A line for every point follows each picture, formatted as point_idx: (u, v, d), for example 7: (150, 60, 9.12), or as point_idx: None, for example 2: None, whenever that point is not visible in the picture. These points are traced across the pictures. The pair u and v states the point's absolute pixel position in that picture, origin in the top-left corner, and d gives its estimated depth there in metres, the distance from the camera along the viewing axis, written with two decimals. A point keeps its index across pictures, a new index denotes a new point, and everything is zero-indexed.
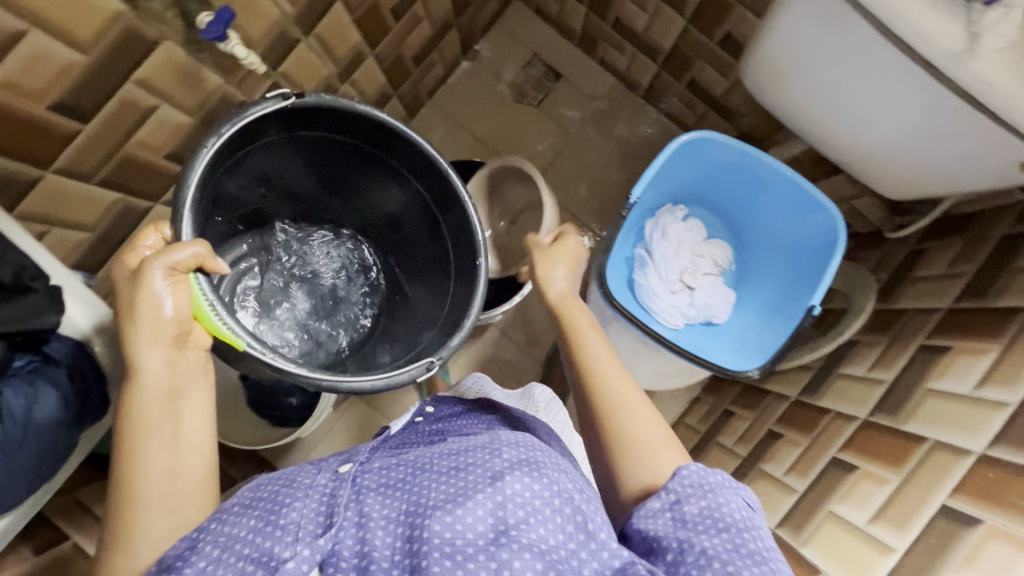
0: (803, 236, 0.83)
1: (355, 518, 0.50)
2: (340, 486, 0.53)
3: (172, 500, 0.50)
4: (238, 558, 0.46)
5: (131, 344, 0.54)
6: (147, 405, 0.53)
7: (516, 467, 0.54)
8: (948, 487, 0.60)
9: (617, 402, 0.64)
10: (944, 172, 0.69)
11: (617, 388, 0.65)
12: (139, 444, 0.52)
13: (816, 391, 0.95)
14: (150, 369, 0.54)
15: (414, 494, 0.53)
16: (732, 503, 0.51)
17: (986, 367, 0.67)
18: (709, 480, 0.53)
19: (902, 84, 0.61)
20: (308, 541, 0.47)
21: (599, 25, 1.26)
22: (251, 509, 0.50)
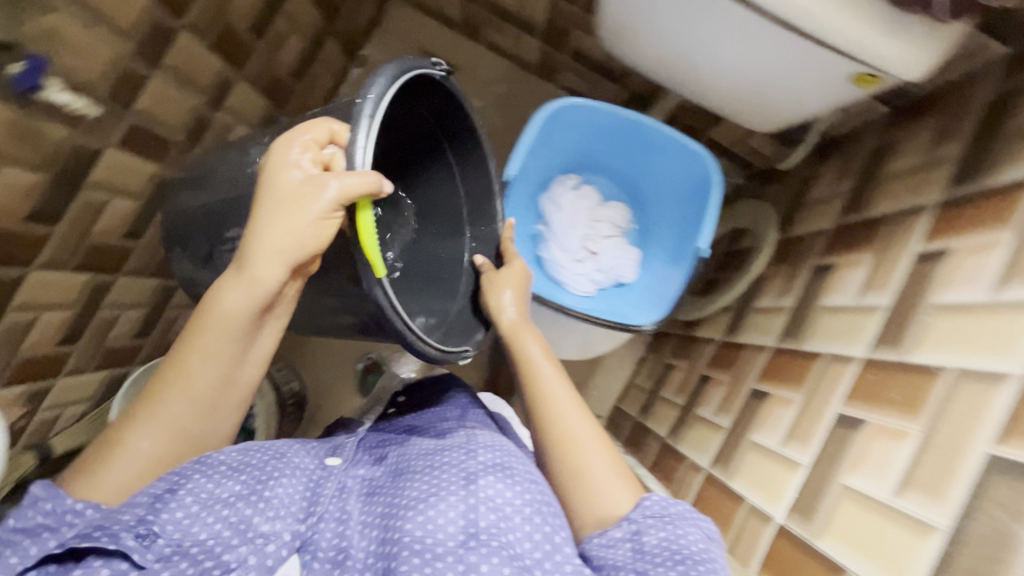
0: (687, 184, 0.85)
1: (336, 513, 0.56)
2: (325, 478, 0.59)
3: (183, 429, 0.54)
4: (217, 520, 0.51)
5: (261, 231, 0.54)
6: (210, 325, 0.54)
7: (493, 470, 0.57)
8: (841, 395, 0.63)
9: (566, 431, 0.64)
10: (790, 98, 0.71)
11: (566, 420, 0.65)
12: (185, 357, 0.54)
13: (736, 329, 0.98)
14: (269, 285, 0.54)
15: (391, 497, 0.55)
16: (692, 534, 0.53)
17: (864, 275, 0.71)
18: (670, 511, 0.55)
19: (728, 18, 0.63)
20: (289, 523, 0.54)
21: (477, 11, 1.25)
22: (240, 472, 0.55)
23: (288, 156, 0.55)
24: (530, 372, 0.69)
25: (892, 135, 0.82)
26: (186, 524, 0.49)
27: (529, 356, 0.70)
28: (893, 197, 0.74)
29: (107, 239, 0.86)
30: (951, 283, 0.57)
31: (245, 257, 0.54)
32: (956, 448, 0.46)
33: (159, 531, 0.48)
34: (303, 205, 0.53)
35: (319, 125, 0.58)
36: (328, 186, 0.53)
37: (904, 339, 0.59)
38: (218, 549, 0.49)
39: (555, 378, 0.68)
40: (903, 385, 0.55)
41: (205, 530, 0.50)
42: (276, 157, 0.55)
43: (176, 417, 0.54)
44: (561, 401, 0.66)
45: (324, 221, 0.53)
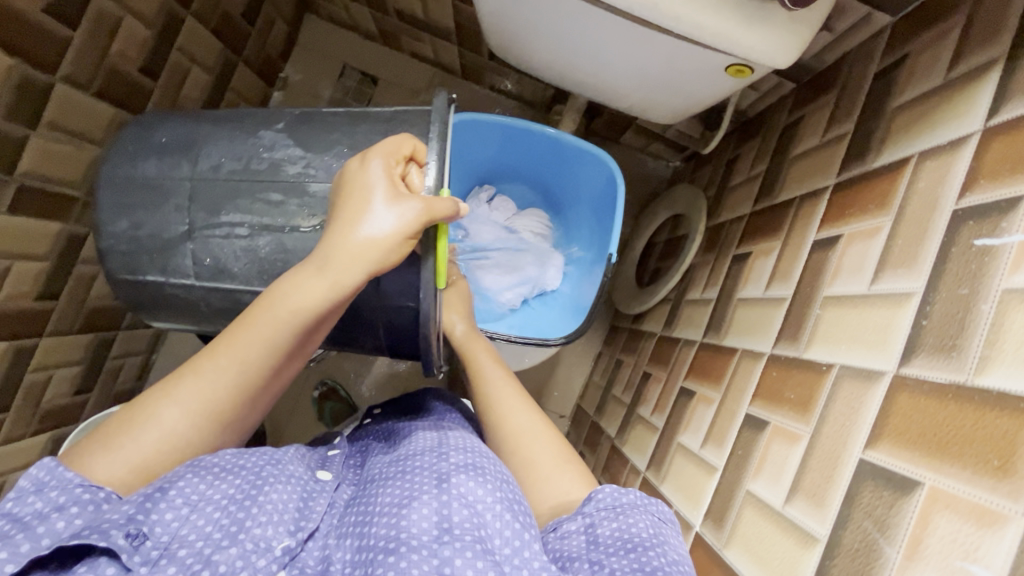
0: (598, 186, 0.84)
1: (327, 526, 0.49)
2: (319, 489, 0.52)
3: (220, 413, 0.48)
4: (207, 520, 0.43)
5: (351, 228, 0.49)
6: (260, 309, 0.49)
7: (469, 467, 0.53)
8: (749, 394, 0.62)
9: (519, 432, 0.63)
10: (677, 94, 0.70)
11: (517, 425, 0.64)
12: (236, 349, 0.48)
13: (672, 322, 0.97)
14: (297, 291, 0.49)
15: (364, 504, 0.50)
16: (643, 522, 0.50)
17: (772, 265, 0.69)
18: (623, 501, 0.52)
19: (595, 22, 0.61)
20: (286, 531, 0.46)
21: (389, 20, 1.22)
22: (234, 474, 0.47)
23: (369, 169, 0.50)
24: (479, 376, 0.70)
25: (799, 111, 0.79)
26: (177, 527, 0.42)
27: (478, 364, 0.71)
28: (797, 181, 0.72)
29: (22, 303, 0.83)
30: (839, 274, 0.55)
31: (325, 252, 0.49)
32: (836, 451, 0.46)
33: (149, 533, 0.41)
34: (356, 220, 0.49)
35: (400, 139, 0.53)
36: (379, 208, 0.49)
37: (801, 335, 0.57)
38: (208, 550, 0.41)
39: (504, 380, 0.69)
40: (799, 384, 0.54)
41: (194, 531, 0.42)
42: (353, 170, 0.51)
43: (207, 400, 0.47)
44: (506, 401, 0.66)
45: (369, 244, 0.49)
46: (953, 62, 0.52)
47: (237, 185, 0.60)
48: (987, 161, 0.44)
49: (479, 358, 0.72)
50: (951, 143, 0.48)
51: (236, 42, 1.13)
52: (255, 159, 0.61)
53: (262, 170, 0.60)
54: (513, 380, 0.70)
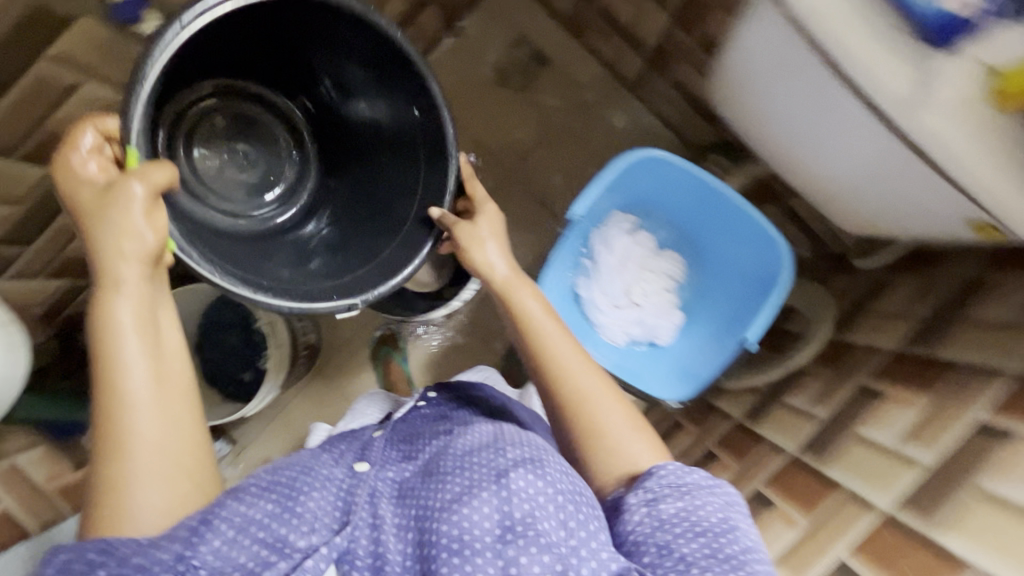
0: (756, 264, 0.80)
1: (369, 518, 0.52)
2: (355, 483, 0.55)
3: (118, 424, 0.48)
4: (253, 541, 0.46)
5: (105, 259, 0.50)
6: (124, 330, 0.50)
7: (525, 462, 0.54)
8: (849, 543, 0.60)
9: (580, 395, 0.61)
10: (891, 218, 0.67)
11: (575, 378, 0.62)
12: (122, 356, 0.49)
13: (757, 416, 0.94)
14: (127, 282, 0.50)
15: (421, 497, 0.53)
16: (713, 504, 0.52)
17: (911, 420, 0.66)
18: (688, 481, 0.53)
19: (850, 131, 0.58)
20: (326, 536, 0.49)
21: (588, 14, 1.20)
22: (270, 491, 0.51)
23: (82, 163, 0.52)
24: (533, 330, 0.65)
25: (988, 271, 0.74)
26: (225, 549, 0.45)
27: (530, 317, 0.66)
28: (966, 345, 0.68)
29: None
30: (1007, 473, 0.53)
31: (106, 273, 0.50)
32: None
33: (199, 562, 0.43)
34: (104, 224, 0.50)
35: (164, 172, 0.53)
36: (139, 227, 0.51)
37: (937, 514, 0.55)
38: (259, 567, 0.45)
39: (561, 336, 0.65)
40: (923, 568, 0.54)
41: (244, 553, 0.45)
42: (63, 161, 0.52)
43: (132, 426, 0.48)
44: (550, 337, 0.64)
45: (130, 232, 0.51)
46: None
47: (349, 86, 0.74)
48: None
49: (532, 311, 0.66)
50: None
51: None
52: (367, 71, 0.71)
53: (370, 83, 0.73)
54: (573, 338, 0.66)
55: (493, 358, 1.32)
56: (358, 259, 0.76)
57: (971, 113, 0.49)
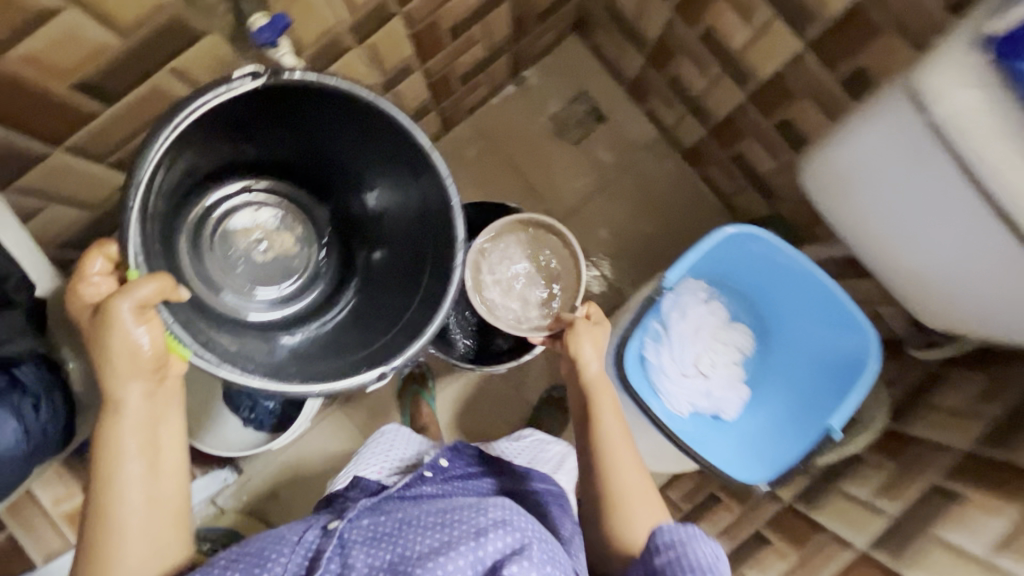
0: (833, 348, 0.79)
1: (338, 567, 0.56)
2: (326, 539, 0.58)
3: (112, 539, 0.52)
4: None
5: (108, 381, 0.52)
6: (121, 443, 0.53)
7: (502, 524, 0.57)
8: None
9: (620, 488, 0.67)
10: (987, 318, 0.67)
11: (620, 472, 0.67)
12: (116, 482, 0.52)
13: (812, 502, 0.91)
14: (130, 406, 0.53)
15: (400, 547, 0.56)
16: (704, 548, 0.58)
17: (1003, 532, 0.64)
18: (678, 534, 0.59)
19: (975, 229, 0.58)
20: None
21: (655, 79, 1.21)
22: (239, 561, 0.54)
23: (135, 337, 0.51)
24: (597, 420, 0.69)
25: None
26: None
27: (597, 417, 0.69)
28: None
29: None
30: None
31: (111, 396, 0.52)
32: None
33: None
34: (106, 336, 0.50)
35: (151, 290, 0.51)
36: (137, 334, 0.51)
37: None
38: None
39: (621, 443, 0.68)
40: None
41: None
42: (113, 322, 0.50)
43: (122, 538, 0.52)
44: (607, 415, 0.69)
45: (135, 358, 0.52)
46: None
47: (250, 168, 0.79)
48: None
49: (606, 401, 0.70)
50: None
51: (517, 34, 1.14)
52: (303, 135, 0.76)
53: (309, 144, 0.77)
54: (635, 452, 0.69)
55: (522, 407, 1.27)
56: (369, 337, 0.77)
57: None
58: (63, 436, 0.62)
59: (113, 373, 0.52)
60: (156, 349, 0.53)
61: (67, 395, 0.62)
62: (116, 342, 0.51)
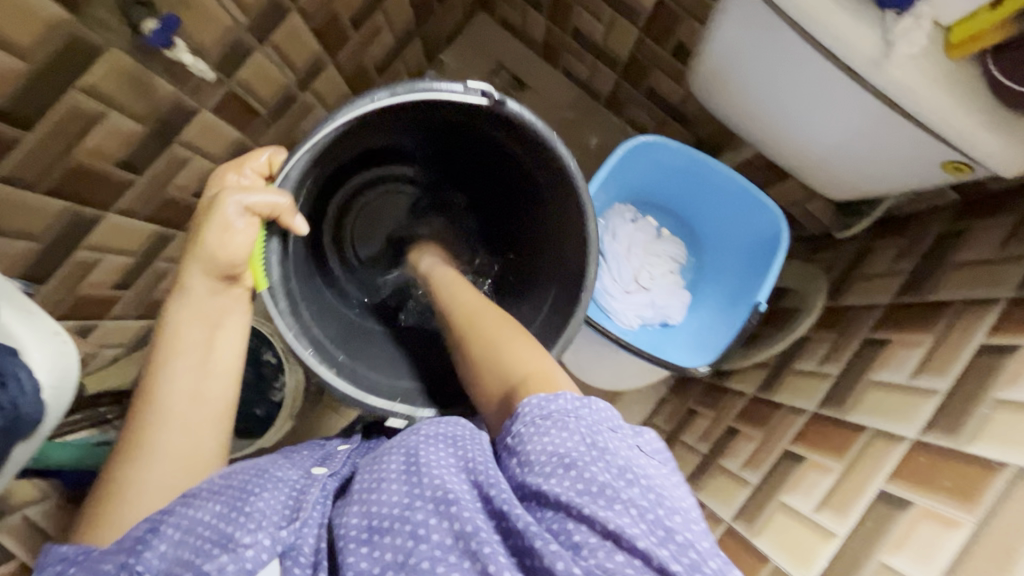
0: (750, 233, 0.86)
1: (321, 519, 0.51)
2: (310, 484, 0.55)
3: (184, 422, 0.55)
4: (200, 541, 0.45)
5: (185, 266, 0.59)
6: (185, 326, 0.58)
7: (506, 459, 0.49)
8: (886, 473, 0.63)
9: (531, 371, 0.56)
10: (870, 169, 0.72)
11: (542, 372, 0.57)
12: (171, 365, 0.57)
13: (771, 387, 0.97)
14: (193, 290, 0.59)
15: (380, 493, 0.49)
16: (564, 431, 0.46)
17: (921, 357, 0.71)
18: (551, 409, 0.48)
19: (830, 87, 0.64)
20: (270, 531, 0.47)
21: (561, 37, 1.28)
22: (221, 493, 0.49)
23: (232, 222, 0.59)
24: (455, 306, 0.71)
25: (961, 224, 0.82)
26: (172, 552, 0.45)
27: (469, 312, 0.70)
28: (958, 286, 0.74)
29: (181, 195, 0.90)
30: (1018, 380, 0.57)
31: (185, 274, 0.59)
32: (1015, 547, 0.47)
33: (144, 568, 0.44)
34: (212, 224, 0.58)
35: (267, 199, 0.61)
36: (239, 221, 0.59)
37: (962, 430, 0.58)
38: (201, 560, 0.44)
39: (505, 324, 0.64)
40: (960, 474, 0.55)
41: (189, 550, 0.45)
42: (216, 216, 0.58)
43: (171, 428, 0.54)
44: (526, 355, 0.59)
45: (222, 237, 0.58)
46: None
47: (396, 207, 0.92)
48: None
49: (473, 301, 0.73)
50: None
51: (421, 17, 1.20)
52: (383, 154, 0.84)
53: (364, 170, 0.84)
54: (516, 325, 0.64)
55: None
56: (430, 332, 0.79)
57: (931, 64, 0.55)
58: (34, 417, 0.59)
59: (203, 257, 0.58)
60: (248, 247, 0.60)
61: (31, 375, 0.58)
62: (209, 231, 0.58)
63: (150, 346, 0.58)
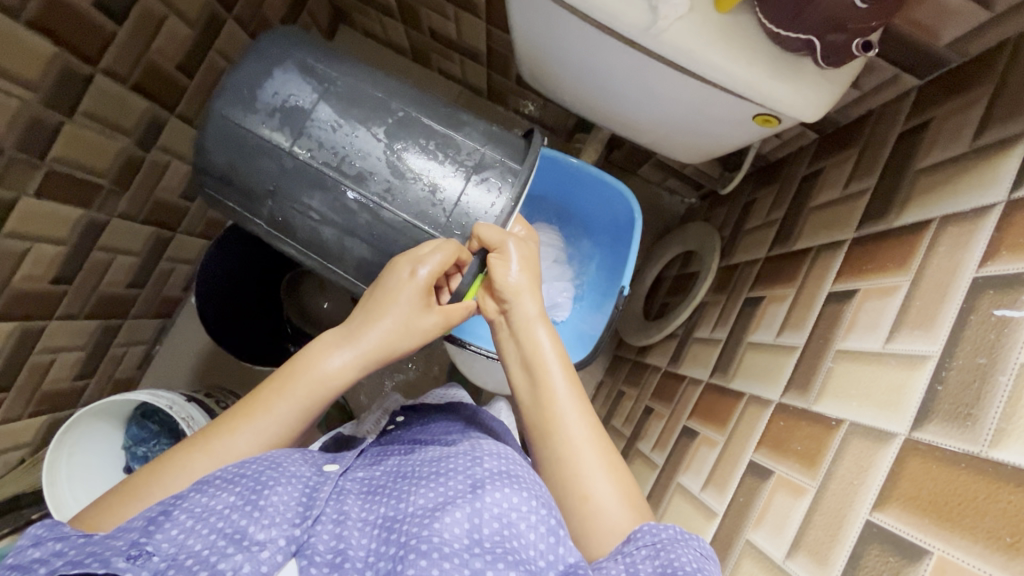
0: (615, 214, 0.83)
1: (334, 515, 0.47)
2: (323, 482, 0.50)
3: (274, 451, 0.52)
4: (211, 531, 0.41)
5: (374, 321, 0.57)
6: (297, 393, 0.53)
7: (501, 478, 0.49)
8: (753, 441, 0.61)
9: (587, 495, 0.52)
10: (702, 132, 0.69)
11: (592, 480, 0.53)
12: (287, 406, 0.52)
13: (678, 359, 0.95)
14: (330, 370, 0.54)
15: (395, 502, 0.49)
16: (687, 554, 0.44)
17: (785, 312, 0.69)
18: (662, 537, 0.46)
19: (628, 59, 0.60)
20: (285, 529, 0.43)
21: (422, 39, 1.23)
22: (235, 483, 0.45)
23: (421, 308, 0.59)
24: (526, 333, 0.60)
25: (818, 164, 0.80)
26: (183, 539, 0.40)
27: (543, 359, 0.59)
28: (815, 232, 0.72)
29: (31, 285, 0.87)
30: (853, 329, 0.55)
31: (361, 334, 0.56)
32: (842, 509, 0.46)
33: (153, 550, 0.39)
34: (400, 294, 0.58)
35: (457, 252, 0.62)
36: (408, 295, 0.58)
37: (811, 387, 0.57)
38: (214, 558, 0.39)
39: (568, 374, 0.58)
40: (808, 437, 0.54)
41: (201, 542, 0.40)
42: (406, 270, 0.59)
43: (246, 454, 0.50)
44: (586, 452, 0.54)
45: (408, 322, 0.58)
46: (979, 132, 0.53)
47: (317, 159, 0.67)
48: (1011, 233, 0.44)
49: (535, 333, 0.60)
50: (974, 214, 0.48)
51: None
52: (340, 142, 0.67)
53: (350, 158, 0.67)
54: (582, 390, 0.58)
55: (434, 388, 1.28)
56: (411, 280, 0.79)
57: (700, 21, 0.52)
58: None
59: (376, 321, 0.57)
60: (428, 320, 0.59)
61: None
62: (392, 301, 0.58)
63: (274, 371, 0.55)
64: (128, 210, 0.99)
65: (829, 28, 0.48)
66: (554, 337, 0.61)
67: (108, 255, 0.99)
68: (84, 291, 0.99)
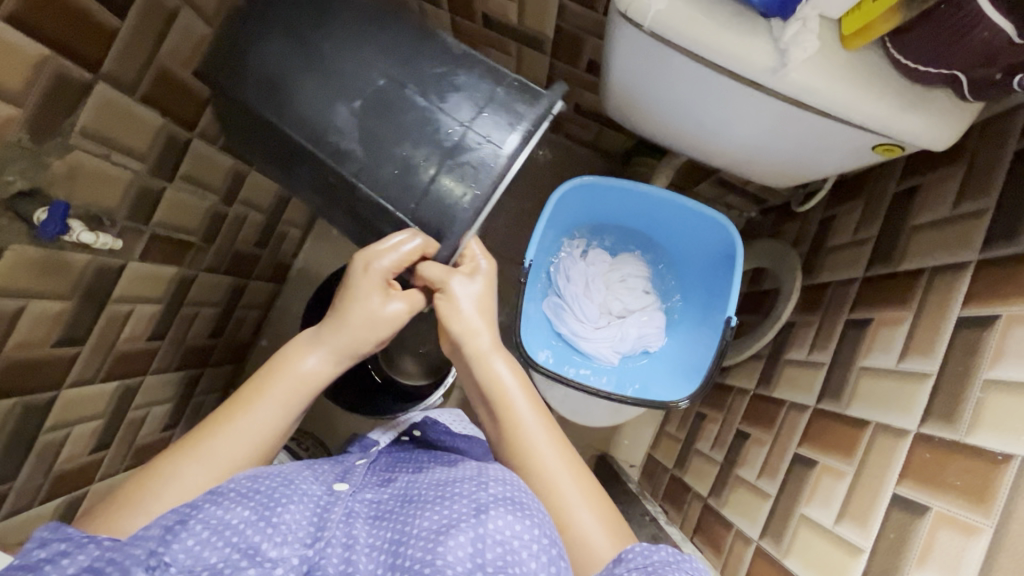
0: (710, 246, 0.85)
1: (342, 537, 0.44)
2: (334, 501, 0.47)
3: (235, 460, 0.48)
4: (225, 543, 0.40)
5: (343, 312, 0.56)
6: (279, 389, 0.52)
7: (507, 504, 0.46)
8: (895, 474, 0.60)
9: (567, 526, 0.51)
10: (801, 161, 0.69)
11: (574, 510, 0.51)
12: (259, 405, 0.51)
13: (770, 382, 0.94)
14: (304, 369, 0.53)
15: (402, 522, 0.46)
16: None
17: (905, 336, 0.68)
18: (655, 559, 0.44)
19: (736, 96, 0.61)
20: (296, 547, 0.42)
21: None
22: (251, 495, 0.43)
23: (387, 307, 0.57)
24: (482, 371, 0.57)
25: (912, 180, 0.79)
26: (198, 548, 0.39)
27: (503, 394, 0.56)
28: (925, 251, 0.71)
29: (133, 345, 0.89)
30: (1002, 357, 0.55)
31: (338, 326, 0.55)
32: None
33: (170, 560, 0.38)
34: (371, 288, 0.56)
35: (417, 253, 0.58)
36: (383, 302, 0.57)
37: (959, 418, 0.56)
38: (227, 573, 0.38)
39: (534, 409, 0.56)
40: (970, 472, 0.52)
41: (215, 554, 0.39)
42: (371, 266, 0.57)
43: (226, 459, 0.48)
44: (564, 486, 0.52)
45: (370, 318, 0.56)
46: None
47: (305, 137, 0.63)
48: None
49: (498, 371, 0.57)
50: None
51: None
52: (325, 121, 0.62)
53: (332, 136, 0.62)
54: (551, 422, 0.56)
55: None
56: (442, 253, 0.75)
57: (831, 59, 0.53)
58: None
59: (350, 314, 0.56)
60: (398, 316, 0.57)
61: None
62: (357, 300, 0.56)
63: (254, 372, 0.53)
64: (212, 263, 1.01)
65: (972, 60, 0.48)
66: (514, 367, 0.59)
67: (193, 308, 1.01)
68: (173, 345, 1.01)
